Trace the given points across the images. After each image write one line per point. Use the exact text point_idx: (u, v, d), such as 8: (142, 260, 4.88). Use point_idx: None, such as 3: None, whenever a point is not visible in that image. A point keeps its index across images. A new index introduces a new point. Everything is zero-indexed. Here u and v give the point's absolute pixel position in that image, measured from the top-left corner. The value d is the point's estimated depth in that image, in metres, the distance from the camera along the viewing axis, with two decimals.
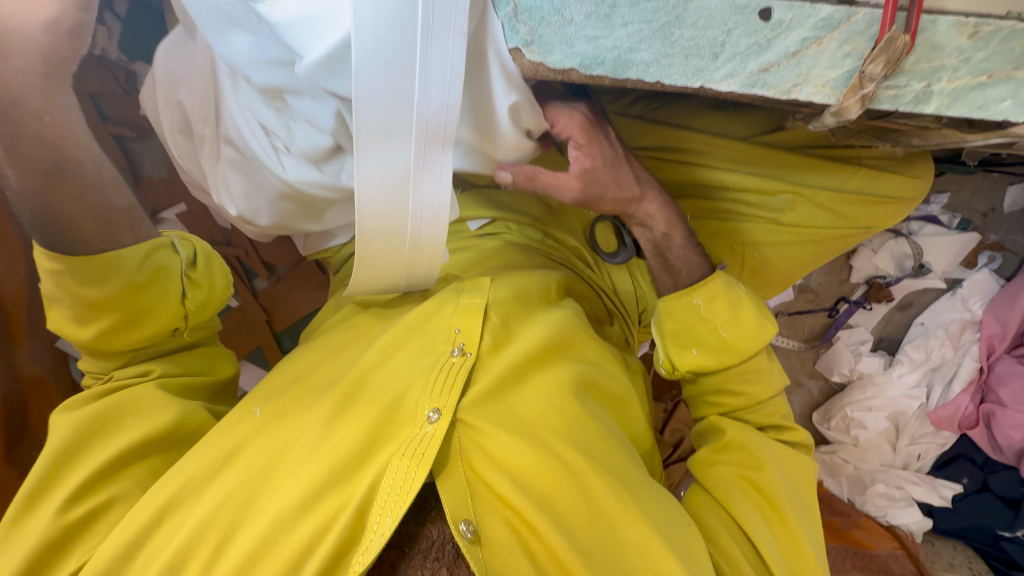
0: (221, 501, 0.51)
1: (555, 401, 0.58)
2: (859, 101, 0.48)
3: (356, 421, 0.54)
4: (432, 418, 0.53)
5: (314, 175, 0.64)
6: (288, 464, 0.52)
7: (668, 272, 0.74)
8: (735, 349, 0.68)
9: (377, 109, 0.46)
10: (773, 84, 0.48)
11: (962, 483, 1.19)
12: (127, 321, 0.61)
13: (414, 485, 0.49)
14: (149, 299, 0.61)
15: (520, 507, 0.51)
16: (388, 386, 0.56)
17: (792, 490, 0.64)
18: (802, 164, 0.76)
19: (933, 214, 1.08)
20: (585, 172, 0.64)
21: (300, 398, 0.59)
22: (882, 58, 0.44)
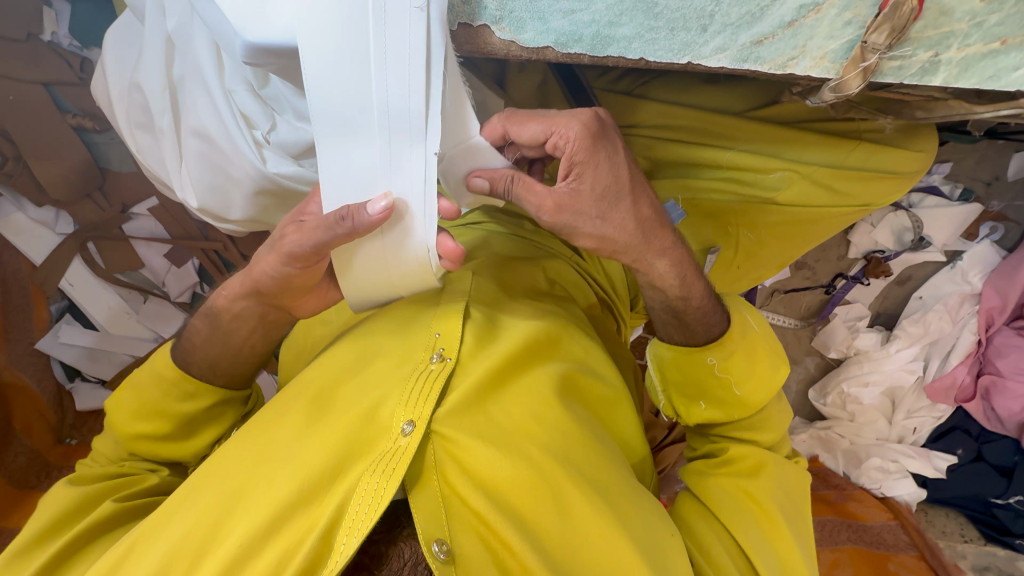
0: (190, 527, 0.49)
1: (535, 407, 0.56)
2: (860, 74, 0.44)
3: (331, 434, 0.52)
4: (407, 431, 0.51)
5: (295, 169, 0.65)
6: (259, 482, 0.51)
7: (680, 328, 0.65)
8: (746, 406, 0.65)
9: (335, 99, 0.44)
10: (767, 58, 0.44)
11: (956, 454, 1.19)
12: (179, 435, 0.64)
13: (382, 502, 0.47)
14: (202, 424, 0.66)
15: (495, 523, 0.50)
16: (362, 397, 0.54)
17: (787, 498, 0.63)
18: (796, 140, 0.72)
19: (934, 185, 1.04)
20: (563, 198, 0.51)
21: (274, 410, 0.58)
22: (886, 27, 0.41)
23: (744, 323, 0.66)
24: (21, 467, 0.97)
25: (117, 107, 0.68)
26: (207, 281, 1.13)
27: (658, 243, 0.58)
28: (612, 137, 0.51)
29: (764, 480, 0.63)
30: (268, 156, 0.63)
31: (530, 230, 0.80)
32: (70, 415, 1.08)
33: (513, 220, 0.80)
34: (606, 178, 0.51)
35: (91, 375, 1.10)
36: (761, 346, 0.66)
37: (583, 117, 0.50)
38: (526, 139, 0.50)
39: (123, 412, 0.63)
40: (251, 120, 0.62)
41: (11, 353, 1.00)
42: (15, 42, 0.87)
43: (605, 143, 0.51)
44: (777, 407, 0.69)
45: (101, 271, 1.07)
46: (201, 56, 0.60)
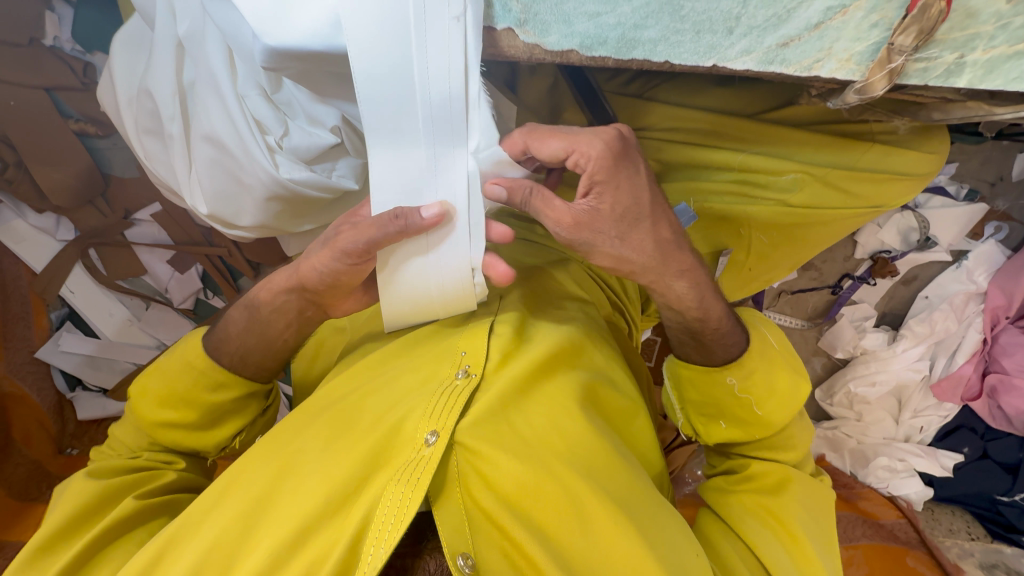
0: (215, 538, 0.48)
1: (557, 419, 0.56)
2: (887, 75, 0.43)
3: (354, 446, 0.52)
4: (431, 441, 0.50)
5: (309, 175, 0.64)
6: (284, 495, 0.50)
7: (698, 349, 0.65)
8: (768, 424, 0.65)
9: (377, 107, 0.44)
10: (793, 60, 0.44)
11: (963, 453, 1.19)
12: (202, 426, 0.65)
13: (409, 513, 0.46)
14: (226, 414, 0.66)
15: (518, 539, 0.49)
16: (390, 410, 0.54)
17: (811, 514, 0.63)
18: (808, 143, 0.72)
19: (941, 185, 1.04)
20: (582, 214, 0.50)
21: (299, 423, 0.57)
22: (914, 28, 0.40)
23: (762, 340, 0.66)
24: (22, 479, 0.95)
25: (125, 113, 0.67)
26: (209, 287, 1.12)
27: (678, 265, 0.57)
28: (634, 159, 0.50)
29: (786, 498, 0.63)
30: (281, 161, 0.62)
31: (543, 236, 0.79)
32: (71, 424, 1.06)
33: (527, 225, 0.80)
34: (625, 199, 0.50)
35: (92, 384, 1.09)
36: (779, 360, 0.66)
37: (606, 135, 0.49)
38: (546, 156, 0.50)
39: (148, 401, 0.63)
40: (264, 125, 0.60)
41: (11, 363, 0.98)
42: (16, 46, 0.86)
43: (625, 163, 0.50)
44: (798, 424, 0.70)
45: (103, 278, 1.05)
46: (214, 62, 0.58)
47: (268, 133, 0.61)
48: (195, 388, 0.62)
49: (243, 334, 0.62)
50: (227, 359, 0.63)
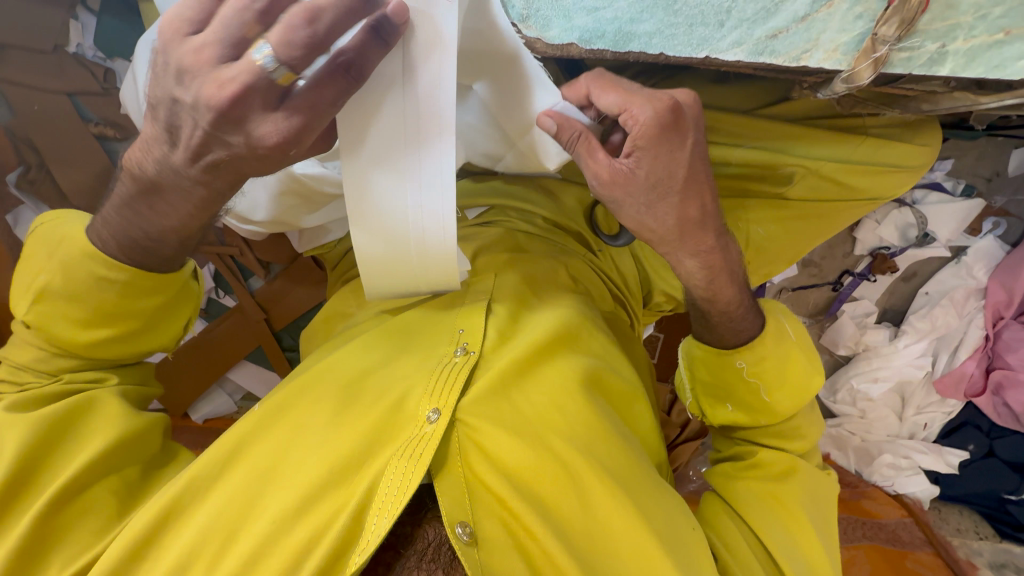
0: (225, 504, 0.54)
1: (556, 397, 0.58)
2: (871, 66, 0.46)
3: (359, 423, 0.56)
4: (432, 418, 0.54)
5: (320, 170, 0.67)
6: (290, 465, 0.55)
7: (707, 328, 0.68)
8: (773, 411, 0.67)
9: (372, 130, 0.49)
10: (782, 51, 0.46)
11: (968, 450, 1.19)
12: (136, 331, 0.63)
13: (411, 485, 0.51)
14: (164, 319, 0.65)
15: (517, 509, 0.53)
16: (392, 387, 0.58)
17: (815, 504, 0.65)
18: (805, 136, 0.75)
19: (936, 181, 1.04)
20: (619, 172, 0.51)
21: (302, 394, 0.60)
22: (895, 19, 0.43)
23: (779, 328, 0.67)
24: None
25: None
26: (221, 287, 1.17)
27: (694, 243, 0.59)
28: (685, 130, 0.50)
29: (794, 486, 0.65)
30: None
31: (546, 229, 0.82)
32: None
33: (528, 218, 0.82)
34: (661, 169, 0.52)
35: None
36: (795, 354, 0.66)
37: (663, 99, 0.49)
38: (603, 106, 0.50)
39: (61, 320, 0.59)
40: None
41: None
42: (42, 53, 0.90)
43: (673, 136, 0.50)
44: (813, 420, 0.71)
45: None
46: None
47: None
48: (118, 299, 0.59)
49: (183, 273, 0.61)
50: (157, 267, 0.60)
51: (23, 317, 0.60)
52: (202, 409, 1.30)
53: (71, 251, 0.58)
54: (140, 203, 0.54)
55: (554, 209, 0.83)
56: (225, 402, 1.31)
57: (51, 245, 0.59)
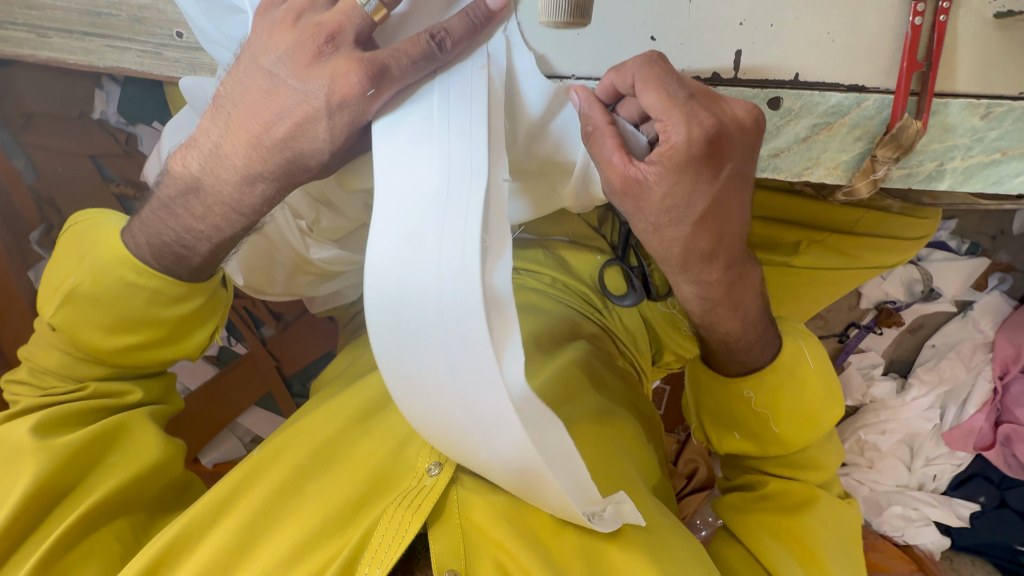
0: (216, 550, 0.56)
1: None
2: (870, 183, 0.46)
3: (357, 471, 0.60)
4: (433, 471, 0.57)
5: (335, 252, 0.71)
6: (286, 512, 0.58)
7: (731, 356, 0.63)
8: (787, 442, 0.65)
9: (390, 275, 0.40)
10: (784, 167, 0.48)
11: (979, 502, 1.19)
12: (158, 342, 0.61)
13: (406, 538, 0.53)
14: (190, 329, 0.62)
15: (514, 552, 0.54)
16: (392, 433, 0.63)
17: (836, 536, 0.64)
18: (808, 209, 0.78)
19: (942, 240, 1.05)
20: (634, 182, 0.43)
21: (298, 437, 0.65)
22: (892, 144, 0.44)
23: (795, 351, 0.63)
24: None
25: None
26: (234, 334, 1.19)
27: (698, 271, 0.50)
28: (722, 160, 0.42)
29: (809, 515, 0.65)
30: (311, 243, 0.69)
31: (561, 289, 0.85)
32: None
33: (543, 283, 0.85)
34: (681, 196, 0.43)
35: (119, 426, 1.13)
36: (811, 382, 0.63)
37: (705, 121, 0.41)
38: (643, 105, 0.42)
39: (88, 326, 0.59)
40: (298, 211, 0.66)
41: None
42: (68, 119, 0.93)
43: (705, 167, 0.42)
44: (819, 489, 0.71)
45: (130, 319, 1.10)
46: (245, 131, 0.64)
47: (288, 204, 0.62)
48: (141, 311, 0.58)
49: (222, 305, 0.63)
50: (183, 275, 0.57)
51: (50, 320, 0.60)
52: (212, 454, 1.30)
53: (105, 261, 0.57)
54: (179, 204, 0.52)
55: (562, 270, 0.86)
56: (234, 446, 1.31)
57: (85, 247, 0.58)
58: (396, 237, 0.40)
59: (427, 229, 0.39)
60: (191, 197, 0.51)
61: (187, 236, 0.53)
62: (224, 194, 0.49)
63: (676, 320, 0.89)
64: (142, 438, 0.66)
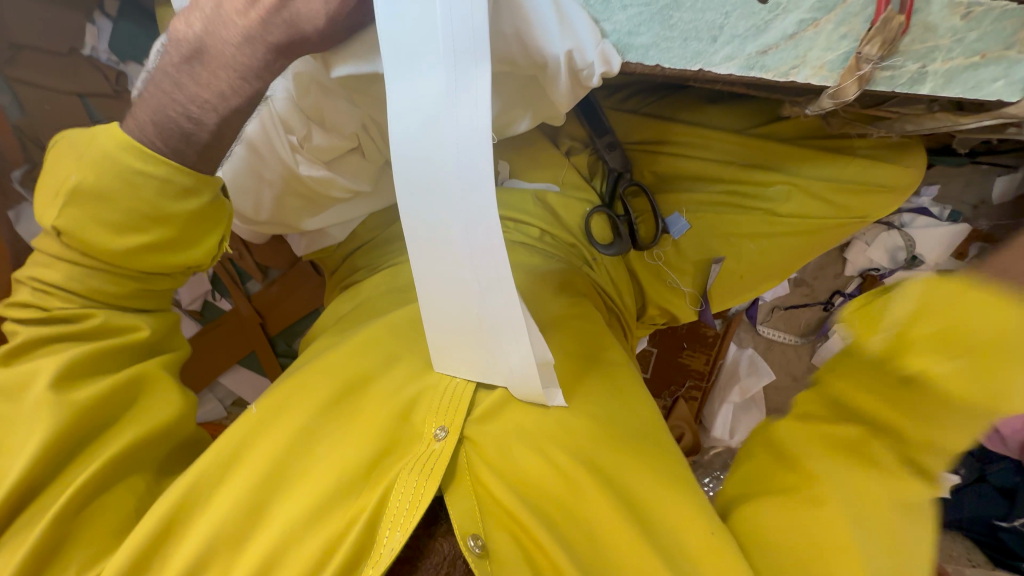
0: (229, 508, 0.54)
1: (563, 417, 0.62)
2: (856, 82, 0.47)
3: (364, 432, 0.60)
4: (440, 436, 0.59)
5: (324, 175, 0.69)
6: (297, 474, 0.57)
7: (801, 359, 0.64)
8: None
9: (409, 138, 0.45)
10: (772, 66, 0.49)
11: (959, 474, 1.20)
12: (168, 245, 0.61)
13: (422, 500, 0.55)
14: (199, 231, 0.62)
15: (526, 522, 0.56)
16: (396, 396, 0.62)
17: None
18: (796, 155, 0.79)
19: (924, 206, 1.11)
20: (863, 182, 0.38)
21: (298, 396, 0.62)
22: (878, 39, 0.45)
23: None
24: None
25: None
26: (219, 291, 1.17)
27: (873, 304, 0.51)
28: None
29: None
30: (301, 160, 0.67)
31: (548, 241, 0.85)
32: None
33: (536, 235, 0.85)
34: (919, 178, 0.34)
35: None
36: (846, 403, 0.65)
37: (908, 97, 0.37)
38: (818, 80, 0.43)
39: (94, 228, 0.57)
40: (289, 125, 0.65)
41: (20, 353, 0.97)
42: (58, 55, 0.93)
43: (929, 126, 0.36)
44: None
45: None
46: None
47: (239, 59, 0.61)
48: (150, 206, 0.57)
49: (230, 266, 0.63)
50: (190, 158, 0.58)
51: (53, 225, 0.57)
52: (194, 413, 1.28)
53: (103, 146, 0.56)
54: (184, 72, 0.55)
55: (550, 222, 0.86)
56: (215, 407, 1.29)
57: (82, 144, 0.56)
58: (410, 119, 0.44)
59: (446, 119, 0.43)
60: (196, 62, 0.55)
61: (194, 107, 0.56)
62: (227, 54, 0.54)
63: (660, 272, 0.90)
64: (156, 396, 0.64)
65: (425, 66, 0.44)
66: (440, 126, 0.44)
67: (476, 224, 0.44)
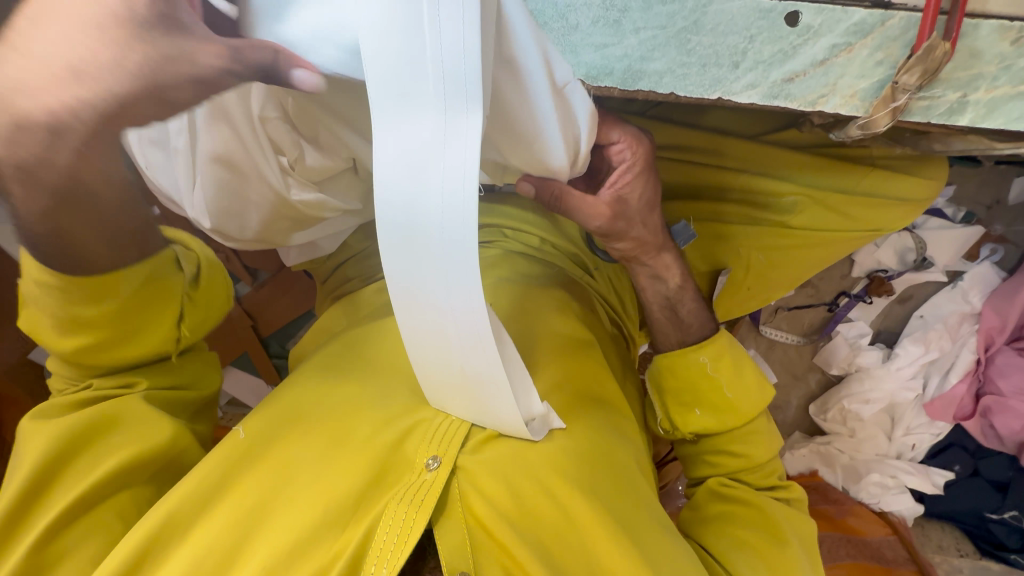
0: (209, 547, 0.53)
1: (566, 444, 0.59)
2: (889, 113, 0.43)
3: (353, 461, 0.56)
4: (432, 465, 0.55)
5: (316, 196, 0.67)
6: (281, 505, 0.55)
7: (675, 326, 0.75)
8: (737, 410, 0.72)
9: (394, 192, 0.41)
10: (798, 95, 0.44)
11: (954, 470, 1.21)
12: (113, 341, 0.58)
13: (411, 535, 0.52)
14: (146, 316, 0.58)
15: (522, 559, 0.53)
16: (390, 426, 0.59)
17: (803, 550, 0.68)
18: (809, 165, 0.75)
19: (938, 208, 1.08)
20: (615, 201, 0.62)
21: (289, 427, 0.60)
22: (918, 69, 0.40)
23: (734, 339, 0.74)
24: None
25: None
26: None
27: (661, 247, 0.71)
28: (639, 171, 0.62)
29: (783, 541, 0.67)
30: (292, 182, 0.64)
31: (543, 248, 0.81)
32: None
33: (536, 245, 0.81)
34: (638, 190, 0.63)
35: None
36: (749, 363, 0.73)
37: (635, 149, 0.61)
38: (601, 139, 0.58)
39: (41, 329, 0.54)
40: (278, 147, 0.60)
41: None
42: None
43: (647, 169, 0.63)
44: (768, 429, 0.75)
45: None
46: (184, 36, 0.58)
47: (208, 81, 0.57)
48: (57, 313, 0.51)
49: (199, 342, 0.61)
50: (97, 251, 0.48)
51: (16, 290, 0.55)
52: None
53: None
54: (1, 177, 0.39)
55: (550, 229, 0.81)
56: None
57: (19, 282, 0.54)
58: (395, 163, 0.41)
59: (431, 168, 0.40)
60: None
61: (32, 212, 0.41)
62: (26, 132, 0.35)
63: None
64: (150, 420, 0.60)
65: (418, 108, 0.40)
66: (427, 172, 0.40)
67: (464, 286, 0.42)
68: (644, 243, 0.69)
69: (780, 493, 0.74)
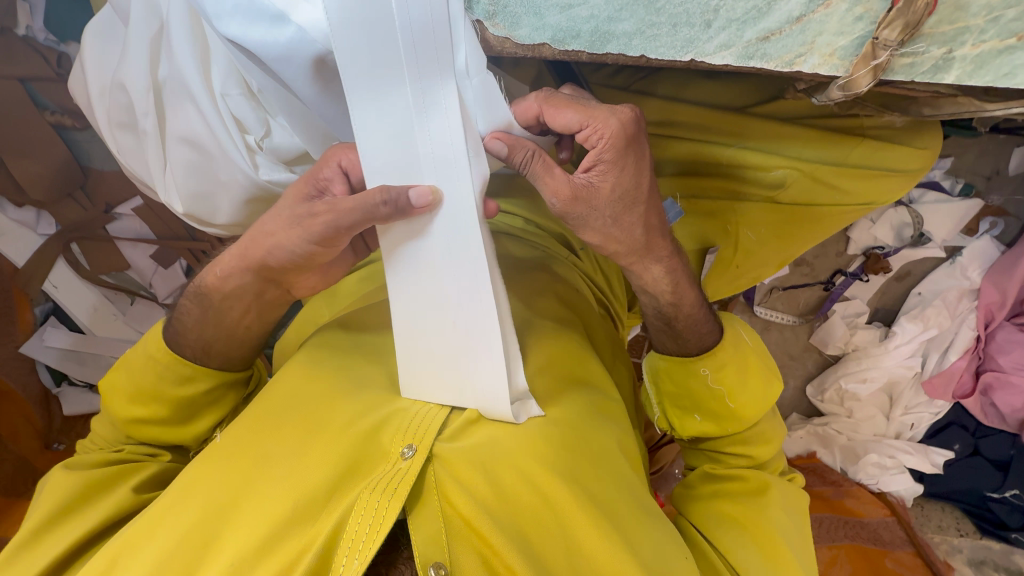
0: (178, 545, 0.52)
1: (542, 427, 0.58)
2: (870, 72, 0.42)
3: (326, 453, 0.55)
4: (407, 454, 0.54)
5: (286, 175, 0.64)
6: (253, 498, 0.54)
7: (672, 337, 0.68)
8: (741, 418, 0.68)
9: (384, 167, 0.45)
10: (774, 55, 0.42)
11: (953, 449, 1.19)
12: (170, 421, 0.66)
13: (383, 526, 0.49)
14: (203, 407, 0.68)
15: (497, 546, 0.52)
16: (365, 415, 0.58)
17: (797, 526, 0.67)
18: (798, 136, 0.72)
19: (935, 180, 1.06)
20: (581, 188, 0.50)
21: (264, 419, 0.60)
22: (899, 22, 0.38)
23: (736, 337, 0.69)
24: None
25: (99, 106, 0.68)
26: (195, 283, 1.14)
27: (659, 250, 0.60)
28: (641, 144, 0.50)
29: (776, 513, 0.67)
30: (260, 161, 0.63)
31: (525, 229, 0.79)
32: (57, 419, 1.10)
33: (518, 225, 0.79)
34: (629, 181, 0.51)
35: (77, 380, 1.11)
36: (754, 362, 0.69)
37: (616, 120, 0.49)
38: (559, 126, 0.49)
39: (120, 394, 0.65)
40: (243, 125, 0.62)
41: None
42: None
43: (636, 147, 0.51)
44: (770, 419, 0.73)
45: (86, 272, 1.09)
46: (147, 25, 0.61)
47: (188, 72, 0.60)
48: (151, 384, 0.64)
49: (200, 327, 0.64)
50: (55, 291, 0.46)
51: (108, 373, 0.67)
52: None
53: None
54: None
55: (534, 209, 0.80)
56: None
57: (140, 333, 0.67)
58: (381, 134, 0.44)
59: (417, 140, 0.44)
60: None
61: None
62: None
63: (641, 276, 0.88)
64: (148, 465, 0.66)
65: (392, 73, 0.42)
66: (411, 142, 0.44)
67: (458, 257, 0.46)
68: (635, 245, 0.57)
69: (773, 469, 0.73)
